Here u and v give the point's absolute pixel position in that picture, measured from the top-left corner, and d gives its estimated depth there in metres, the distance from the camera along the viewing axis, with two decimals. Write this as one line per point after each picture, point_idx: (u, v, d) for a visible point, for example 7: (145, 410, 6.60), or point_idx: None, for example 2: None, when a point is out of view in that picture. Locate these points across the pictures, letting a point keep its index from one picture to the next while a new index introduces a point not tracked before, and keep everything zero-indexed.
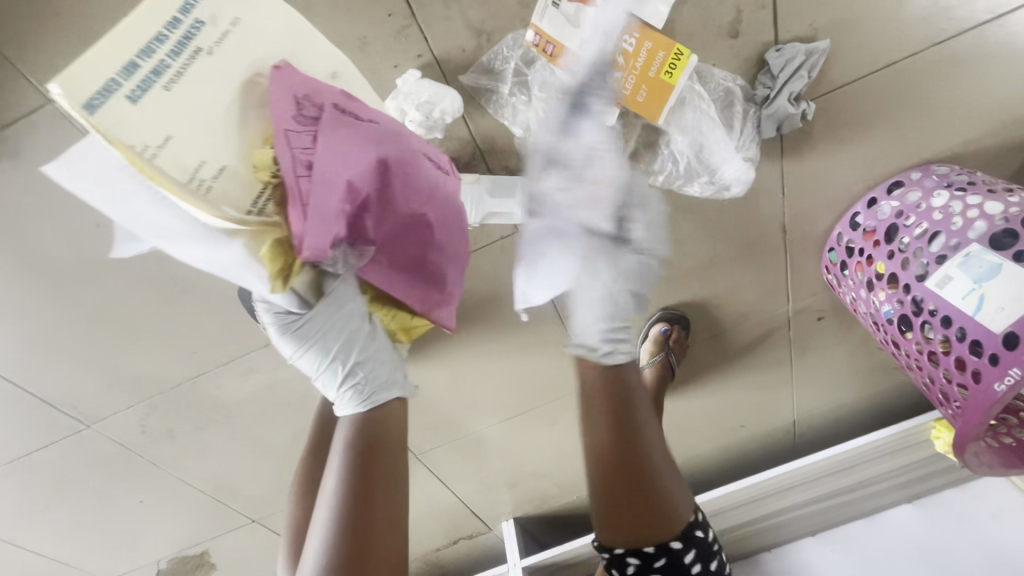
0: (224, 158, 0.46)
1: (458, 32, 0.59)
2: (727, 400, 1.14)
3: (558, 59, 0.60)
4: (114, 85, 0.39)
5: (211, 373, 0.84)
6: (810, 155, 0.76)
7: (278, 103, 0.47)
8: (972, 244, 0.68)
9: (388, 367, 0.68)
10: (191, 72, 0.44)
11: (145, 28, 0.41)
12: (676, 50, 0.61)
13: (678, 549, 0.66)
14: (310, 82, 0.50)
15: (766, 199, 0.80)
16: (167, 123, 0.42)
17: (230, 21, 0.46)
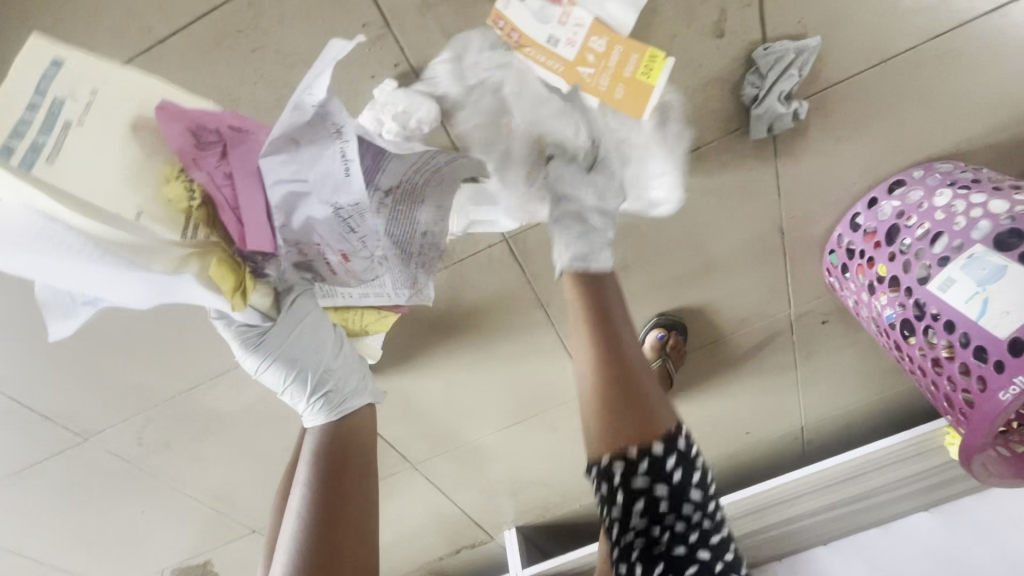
0: (139, 202, 0.46)
1: (434, 40, 0.58)
2: (731, 407, 1.11)
3: (525, 48, 0.59)
4: (12, 161, 0.40)
5: (205, 386, 0.84)
6: (805, 155, 0.74)
7: (174, 139, 0.47)
8: (976, 246, 0.65)
9: (353, 376, 0.69)
10: (76, 144, 0.43)
11: (6, 112, 0.40)
12: (650, 53, 0.61)
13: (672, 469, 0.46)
14: (193, 108, 0.48)
15: (761, 201, 0.78)
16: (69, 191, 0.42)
17: (88, 91, 0.44)
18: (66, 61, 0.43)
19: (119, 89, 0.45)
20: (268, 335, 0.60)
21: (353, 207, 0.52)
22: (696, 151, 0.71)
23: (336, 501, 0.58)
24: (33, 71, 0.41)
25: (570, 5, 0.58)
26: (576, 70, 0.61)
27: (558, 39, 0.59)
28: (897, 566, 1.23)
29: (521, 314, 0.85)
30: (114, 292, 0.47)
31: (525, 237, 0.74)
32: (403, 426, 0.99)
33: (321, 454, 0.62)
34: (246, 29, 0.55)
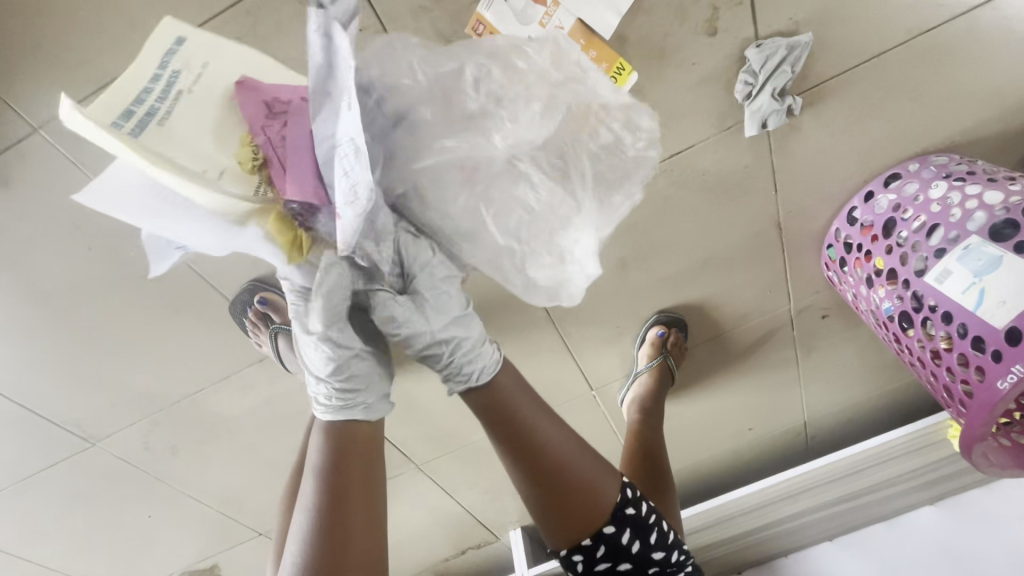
0: (223, 161, 0.45)
1: (431, 43, 0.59)
2: (733, 403, 1.11)
3: None
4: (119, 126, 0.41)
5: (210, 390, 0.85)
6: (800, 150, 0.74)
7: (247, 111, 0.47)
8: (972, 237, 0.65)
9: (366, 371, 0.54)
10: (180, 109, 0.45)
11: (131, 86, 0.44)
12: (618, 63, 0.62)
13: (614, 534, 0.61)
14: (273, 83, 0.48)
15: (757, 196, 0.78)
16: (166, 146, 0.43)
17: (200, 65, 0.47)
18: (187, 39, 0.46)
19: (231, 63, 0.48)
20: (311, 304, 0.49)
21: (347, 144, 0.40)
22: (692, 148, 0.72)
23: (345, 510, 0.49)
24: (162, 50, 0.46)
25: (552, 6, 0.59)
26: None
27: None
28: (902, 561, 1.23)
29: (522, 313, 0.85)
30: (195, 239, 0.45)
31: None
32: (406, 426, 0.99)
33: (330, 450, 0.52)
34: (246, 35, 0.56)
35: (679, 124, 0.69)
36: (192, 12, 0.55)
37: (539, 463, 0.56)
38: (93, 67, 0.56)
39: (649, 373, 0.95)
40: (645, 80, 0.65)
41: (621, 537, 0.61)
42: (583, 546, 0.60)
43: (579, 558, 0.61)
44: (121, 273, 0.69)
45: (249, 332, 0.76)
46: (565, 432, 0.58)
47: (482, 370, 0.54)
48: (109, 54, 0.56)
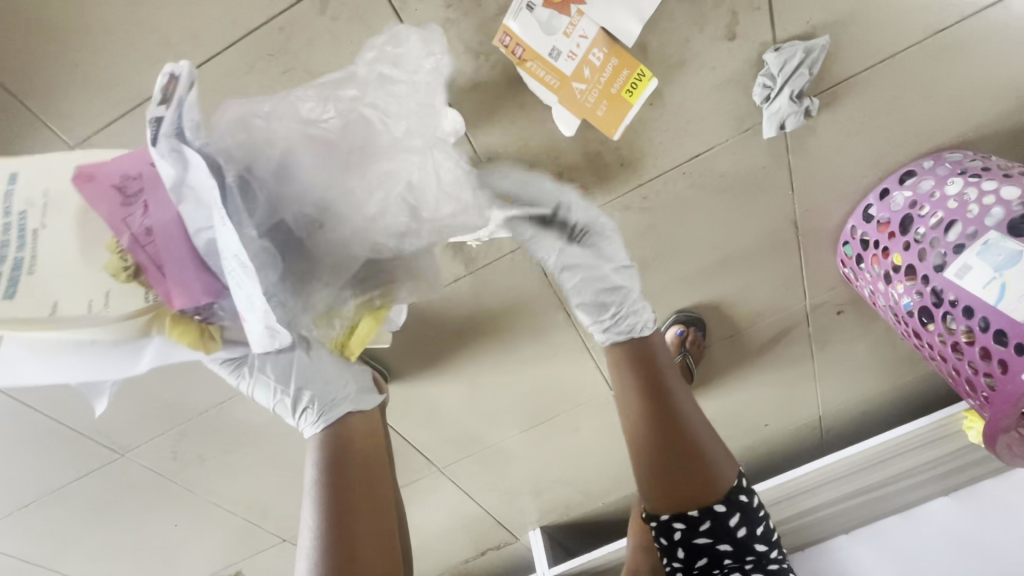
0: (101, 285, 0.44)
1: (457, 54, 0.60)
2: (749, 399, 1.13)
3: (527, 62, 0.60)
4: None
5: (237, 399, 0.86)
6: (815, 150, 0.76)
7: (95, 202, 0.42)
8: (990, 232, 0.66)
9: (587, 293, 0.71)
10: (42, 247, 0.41)
11: None
12: (639, 71, 0.63)
13: (722, 513, 0.66)
14: (105, 162, 0.44)
15: (773, 196, 0.80)
16: (47, 293, 0.40)
17: (42, 195, 0.41)
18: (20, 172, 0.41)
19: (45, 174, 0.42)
20: (253, 363, 0.65)
21: (236, 263, 0.43)
22: (710, 151, 0.73)
23: (347, 509, 0.59)
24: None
25: (577, 15, 0.60)
26: (569, 83, 0.62)
27: (560, 51, 0.61)
28: (919, 551, 1.24)
29: (543, 315, 0.87)
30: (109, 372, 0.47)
31: None
32: (428, 430, 1.00)
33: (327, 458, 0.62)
34: (277, 51, 0.57)
35: (698, 127, 0.70)
36: (223, 30, 0.56)
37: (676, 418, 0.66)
38: (128, 86, 0.58)
39: None
40: (665, 85, 0.66)
41: (728, 520, 0.66)
42: (687, 516, 0.66)
43: (681, 525, 0.66)
44: None
45: None
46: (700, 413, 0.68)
47: (642, 325, 0.72)
48: (143, 73, 0.57)
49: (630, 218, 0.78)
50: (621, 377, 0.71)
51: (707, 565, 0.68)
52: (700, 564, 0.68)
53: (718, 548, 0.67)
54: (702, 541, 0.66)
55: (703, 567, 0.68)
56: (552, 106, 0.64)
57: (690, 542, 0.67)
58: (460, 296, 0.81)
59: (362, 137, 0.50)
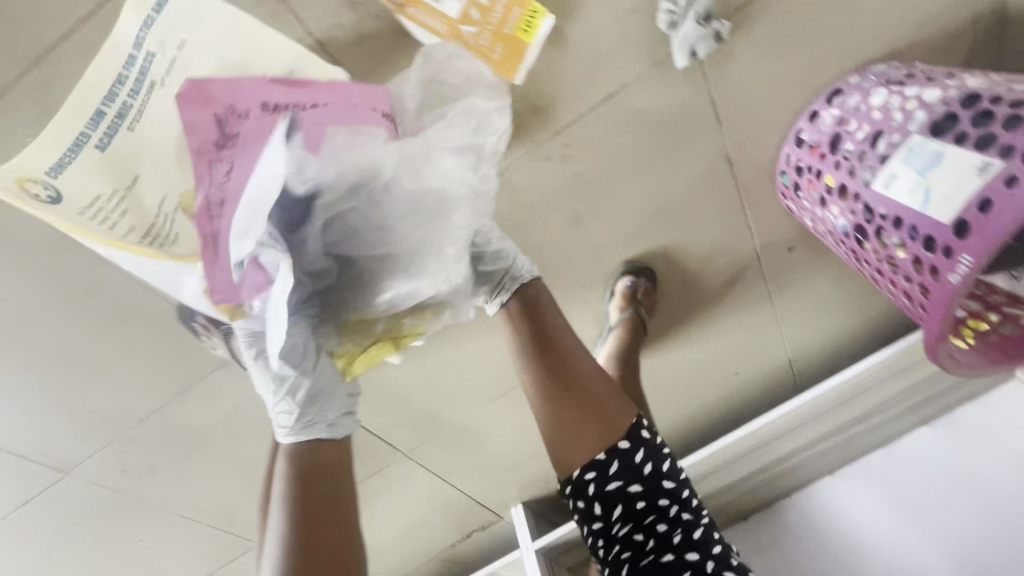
0: (171, 192, 0.58)
1: (332, 8, 0.56)
2: (713, 350, 1.11)
3: (406, 9, 0.56)
4: (86, 140, 0.54)
5: (176, 403, 0.83)
6: (736, 78, 0.73)
7: (193, 133, 0.48)
8: (914, 136, 0.63)
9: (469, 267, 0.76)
10: (150, 104, 0.54)
11: (104, 79, 0.52)
12: (532, 8, 0.59)
13: (627, 450, 0.65)
14: (219, 89, 0.48)
15: (700, 132, 0.77)
16: (133, 167, 0.56)
17: (175, 47, 0.53)
18: (166, 7, 0.51)
19: (196, 37, 0.53)
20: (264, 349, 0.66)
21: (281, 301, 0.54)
22: (624, 89, 0.70)
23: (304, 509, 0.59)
24: (138, 26, 0.51)
25: None
26: (458, 28, 0.58)
27: None
28: (905, 484, 1.23)
29: None
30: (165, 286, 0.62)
31: None
32: (385, 415, 0.98)
33: (295, 474, 0.62)
34: None
35: (606, 65, 0.67)
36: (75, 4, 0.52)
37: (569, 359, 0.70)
38: None
39: (623, 325, 0.94)
40: (562, 22, 0.63)
41: (631, 458, 0.66)
42: (595, 461, 0.65)
43: (592, 474, 0.65)
44: (57, 295, 0.67)
45: (202, 335, 0.73)
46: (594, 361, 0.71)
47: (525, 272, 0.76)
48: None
49: (556, 170, 0.75)
50: (515, 329, 0.74)
51: (623, 515, 0.66)
52: (620, 519, 0.67)
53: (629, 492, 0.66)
54: (613, 485, 0.65)
55: (626, 521, 0.67)
56: None
57: (603, 490, 0.65)
58: None
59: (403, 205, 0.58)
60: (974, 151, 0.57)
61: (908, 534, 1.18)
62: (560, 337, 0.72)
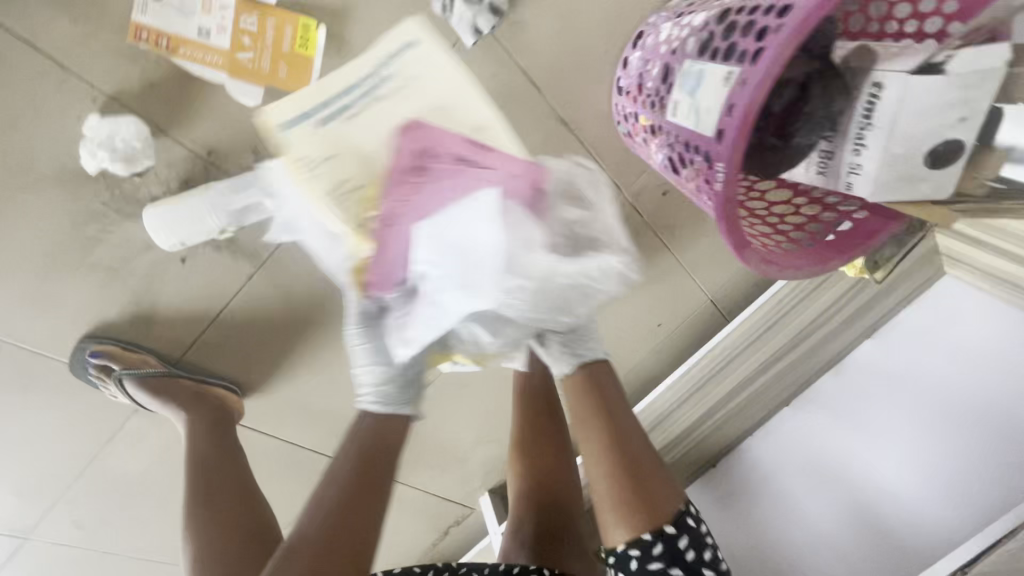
0: (347, 172, 0.64)
1: (114, 62, 0.61)
2: (629, 306, 1.12)
3: (179, 49, 0.61)
4: (307, 117, 0.63)
5: (103, 454, 0.88)
6: (536, 42, 0.76)
7: (393, 159, 0.62)
8: (687, 62, 0.63)
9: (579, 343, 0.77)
10: (387, 104, 0.64)
11: (342, 79, 0.64)
12: (303, 23, 0.64)
13: (671, 535, 0.65)
14: (438, 136, 0.62)
15: (524, 101, 0.80)
16: (351, 133, 0.64)
17: (410, 77, 0.64)
18: (417, 41, 0.64)
19: (425, 70, 0.64)
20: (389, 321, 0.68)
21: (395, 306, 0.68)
22: None
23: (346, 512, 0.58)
24: (402, 50, 0.64)
25: None
26: (234, 56, 0.63)
27: (208, 29, 0.61)
28: (859, 410, 1.03)
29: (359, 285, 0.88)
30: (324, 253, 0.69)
31: None
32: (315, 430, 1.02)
33: (343, 476, 0.60)
34: None
35: None
36: None
37: (626, 430, 0.71)
38: None
39: None
40: (340, 28, 0.66)
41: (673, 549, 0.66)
42: (640, 541, 0.64)
43: (636, 553, 0.65)
44: None
45: (99, 386, 0.79)
46: (647, 443, 0.71)
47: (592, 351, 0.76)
48: None
49: None
50: (579, 400, 0.74)
51: None
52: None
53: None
54: (656, 567, 0.64)
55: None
56: (228, 83, 0.64)
57: (645, 569, 0.64)
58: (262, 291, 0.83)
59: (543, 293, 0.67)
60: (724, 65, 0.57)
61: (863, 459, 1.00)
62: (621, 413, 0.72)
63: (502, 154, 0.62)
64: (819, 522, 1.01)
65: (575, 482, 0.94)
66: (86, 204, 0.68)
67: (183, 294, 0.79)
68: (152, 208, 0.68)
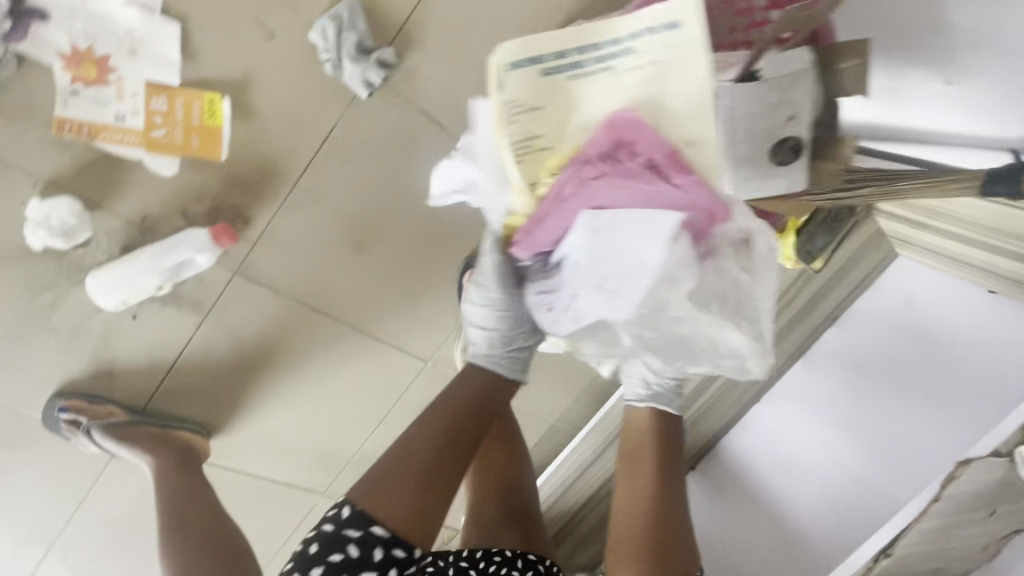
0: (549, 137, 0.54)
1: (46, 152, 0.69)
2: None
3: (99, 134, 0.69)
4: (544, 72, 0.52)
5: (86, 501, 0.96)
6: (433, 88, 0.82)
7: (613, 129, 0.52)
8: None
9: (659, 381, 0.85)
10: (590, 84, 0.52)
11: (586, 37, 0.50)
12: (208, 99, 0.72)
13: None
14: (642, 129, 0.51)
15: (431, 141, 0.86)
16: (540, 109, 0.53)
17: (653, 61, 0.49)
18: (681, 24, 0.47)
19: (660, 47, 0.48)
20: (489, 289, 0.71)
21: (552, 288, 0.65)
22: (335, 130, 0.80)
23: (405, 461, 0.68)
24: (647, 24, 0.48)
25: (118, 81, 0.68)
26: (149, 134, 0.71)
27: (123, 114, 0.69)
28: (832, 408, 1.14)
29: (305, 322, 0.95)
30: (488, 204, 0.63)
31: (250, 262, 0.86)
32: (284, 462, 1.08)
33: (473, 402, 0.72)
34: None
35: (307, 117, 0.78)
36: None
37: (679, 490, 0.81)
38: None
39: None
40: (245, 99, 0.74)
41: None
42: None
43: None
44: None
45: (71, 435, 0.88)
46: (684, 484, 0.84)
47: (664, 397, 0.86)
48: None
49: (312, 214, 0.86)
50: (643, 432, 0.85)
51: None
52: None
53: None
54: None
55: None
56: (147, 158, 0.72)
57: None
58: (214, 336, 0.90)
59: (672, 341, 0.65)
60: None
61: (839, 456, 1.12)
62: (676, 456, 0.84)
63: (688, 181, 0.52)
64: (815, 510, 1.14)
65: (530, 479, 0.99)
66: (39, 275, 0.76)
67: (140, 346, 0.87)
68: (93, 275, 0.77)
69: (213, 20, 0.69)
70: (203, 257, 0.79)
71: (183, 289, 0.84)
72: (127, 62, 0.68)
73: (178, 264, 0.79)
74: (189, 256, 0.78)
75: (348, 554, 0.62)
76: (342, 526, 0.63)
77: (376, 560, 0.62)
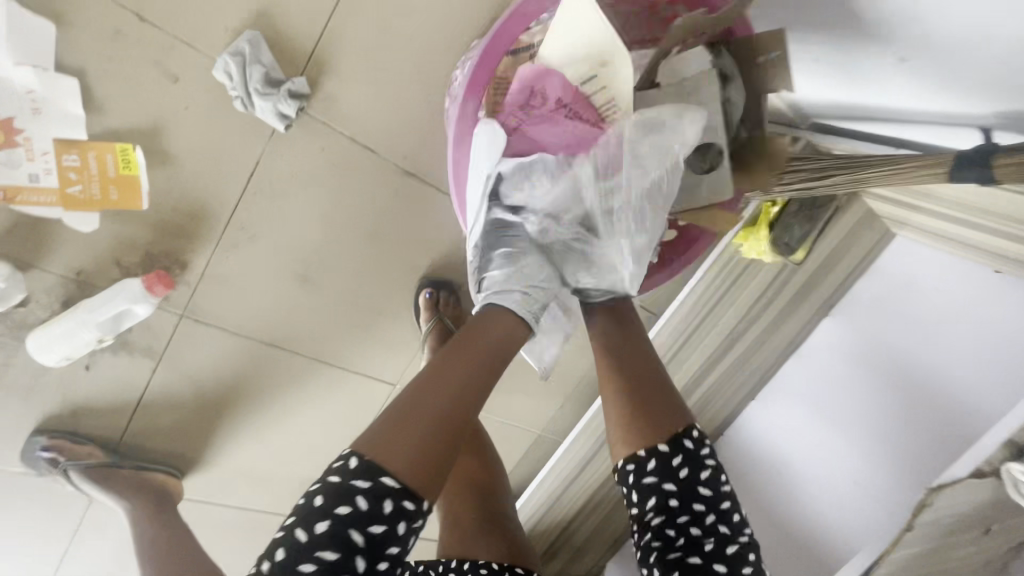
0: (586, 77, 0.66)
1: None
2: None
3: (17, 197, 0.68)
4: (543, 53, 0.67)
5: (73, 548, 0.97)
6: (355, 109, 0.79)
7: (518, 89, 0.69)
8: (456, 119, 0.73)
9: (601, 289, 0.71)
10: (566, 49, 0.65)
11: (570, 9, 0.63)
12: (121, 150, 0.71)
13: (667, 453, 0.61)
14: (546, 83, 0.67)
15: (362, 162, 0.83)
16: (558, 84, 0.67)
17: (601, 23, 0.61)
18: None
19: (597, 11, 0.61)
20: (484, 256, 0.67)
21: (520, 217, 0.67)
22: (259, 164, 0.78)
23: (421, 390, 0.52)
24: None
25: (26, 142, 0.67)
26: (66, 192, 0.70)
27: (36, 174, 0.69)
28: (836, 406, 1.01)
29: (262, 357, 0.93)
30: None
31: (195, 303, 0.85)
32: (266, 494, 1.07)
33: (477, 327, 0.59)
34: None
35: (228, 154, 0.76)
36: None
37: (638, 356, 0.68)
38: None
39: (430, 337, 0.95)
40: (162, 144, 0.73)
41: (674, 460, 0.61)
42: (634, 454, 0.62)
43: (631, 468, 0.62)
44: None
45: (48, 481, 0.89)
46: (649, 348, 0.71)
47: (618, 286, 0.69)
48: None
49: (250, 251, 0.84)
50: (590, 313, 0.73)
51: (659, 510, 0.61)
52: (653, 510, 0.61)
53: (659, 484, 0.61)
54: (650, 481, 0.61)
55: (659, 513, 0.61)
56: (68, 215, 0.72)
57: (642, 484, 0.62)
58: (171, 382, 0.90)
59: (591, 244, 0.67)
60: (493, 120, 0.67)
61: (850, 459, 0.99)
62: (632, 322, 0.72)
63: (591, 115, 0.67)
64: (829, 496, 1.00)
65: (503, 482, 0.88)
66: None
67: (97, 396, 0.87)
68: (35, 336, 0.77)
69: (114, 70, 0.68)
70: (144, 305, 0.79)
71: (132, 336, 0.84)
72: (32, 123, 0.66)
73: (120, 314, 0.79)
74: (130, 305, 0.78)
75: (356, 508, 0.44)
76: (350, 477, 0.45)
77: (388, 514, 0.45)
